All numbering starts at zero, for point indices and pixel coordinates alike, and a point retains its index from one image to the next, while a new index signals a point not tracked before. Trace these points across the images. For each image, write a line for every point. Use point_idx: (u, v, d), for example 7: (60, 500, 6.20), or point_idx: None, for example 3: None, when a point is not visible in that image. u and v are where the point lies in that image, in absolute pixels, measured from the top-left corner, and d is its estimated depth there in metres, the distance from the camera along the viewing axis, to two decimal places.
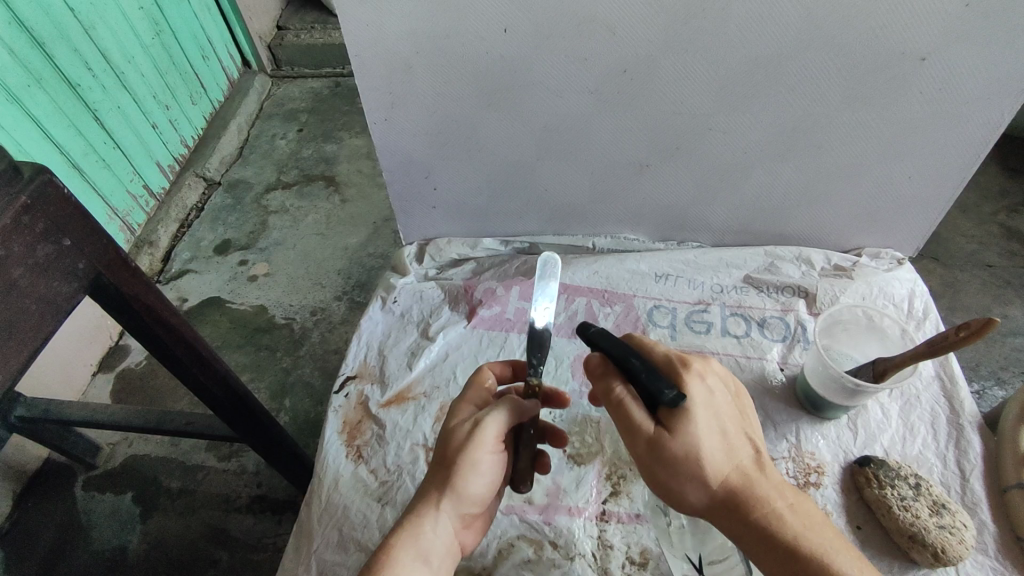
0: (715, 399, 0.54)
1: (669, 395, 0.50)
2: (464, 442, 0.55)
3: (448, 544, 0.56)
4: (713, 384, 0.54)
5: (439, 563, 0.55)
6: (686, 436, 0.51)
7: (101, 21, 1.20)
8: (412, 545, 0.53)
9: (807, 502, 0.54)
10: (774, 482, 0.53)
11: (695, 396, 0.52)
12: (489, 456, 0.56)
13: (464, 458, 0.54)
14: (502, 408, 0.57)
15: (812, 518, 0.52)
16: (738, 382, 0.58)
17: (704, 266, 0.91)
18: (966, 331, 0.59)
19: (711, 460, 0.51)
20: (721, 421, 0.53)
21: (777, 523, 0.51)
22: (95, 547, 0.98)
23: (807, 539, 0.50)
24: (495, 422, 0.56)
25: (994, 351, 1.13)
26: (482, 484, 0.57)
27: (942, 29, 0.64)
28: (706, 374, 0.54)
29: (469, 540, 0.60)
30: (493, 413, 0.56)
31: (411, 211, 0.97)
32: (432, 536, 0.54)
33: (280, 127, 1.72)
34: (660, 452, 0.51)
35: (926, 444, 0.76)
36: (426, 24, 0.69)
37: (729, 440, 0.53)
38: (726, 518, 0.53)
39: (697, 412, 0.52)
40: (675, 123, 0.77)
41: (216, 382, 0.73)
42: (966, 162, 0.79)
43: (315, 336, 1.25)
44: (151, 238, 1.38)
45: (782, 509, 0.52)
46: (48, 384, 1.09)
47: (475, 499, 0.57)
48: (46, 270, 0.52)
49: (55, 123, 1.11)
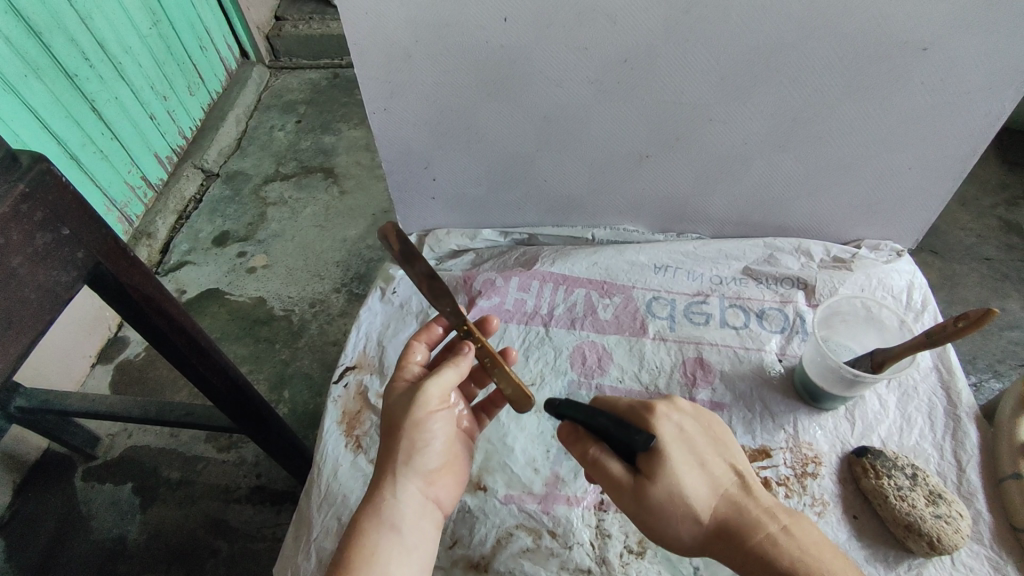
0: (686, 435, 0.57)
1: (640, 440, 0.54)
2: (406, 407, 0.58)
3: (418, 506, 0.57)
4: (681, 421, 0.58)
5: (412, 527, 0.55)
6: (667, 478, 0.54)
7: (98, 11, 1.19)
8: (374, 513, 0.54)
9: (802, 520, 0.56)
10: (762, 506, 0.55)
11: (665, 435, 0.56)
12: (437, 412, 0.59)
13: (408, 421, 0.57)
14: (440, 369, 0.60)
15: (808, 536, 0.54)
16: (706, 413, 0.61)
17: (703, 258, 0.92)
18: (964, 323, 0.59)
19: (694, 496, 0.54)
20: (698, 456, 0.57)
21: (772, 548, 0.53)
22: (96, 537, 0.98)
23: (804, 560, 0.52)
24: (436, 382, 0.59)
25: (991, 344, 1.13)
26: (438, 442, 0.59)
27: (943, 18, 0.64)
28: (671, 412, 0.58)
29: (445, 496, 0.60)
30: (432, 377, 0.59)
31: (409, 202, 0.96)
32: (394, 501, 0.55)
33: (278, 118, 1.71)
34: (646, 499, 0.55)
35: (923, 435, 0.77)
36: (427, 13, 0.69)
37: (709, 473, 0.56)
38: (726, 550, 0.55)
39: (670, 451, 0.55)
40: (676, 113, 0.77)
41: (215, 372, 0.73)
42: (966, 154, 0.79)
43: (314, 328, 1.25)
44: (149, 229, 1.38)
45: (777, 533, 0.54)
46: (47, 375, 1.09)
47: (434, 456, 0.59)
48: (44, 259, 0.52)
49: (53, 114, 1.11)
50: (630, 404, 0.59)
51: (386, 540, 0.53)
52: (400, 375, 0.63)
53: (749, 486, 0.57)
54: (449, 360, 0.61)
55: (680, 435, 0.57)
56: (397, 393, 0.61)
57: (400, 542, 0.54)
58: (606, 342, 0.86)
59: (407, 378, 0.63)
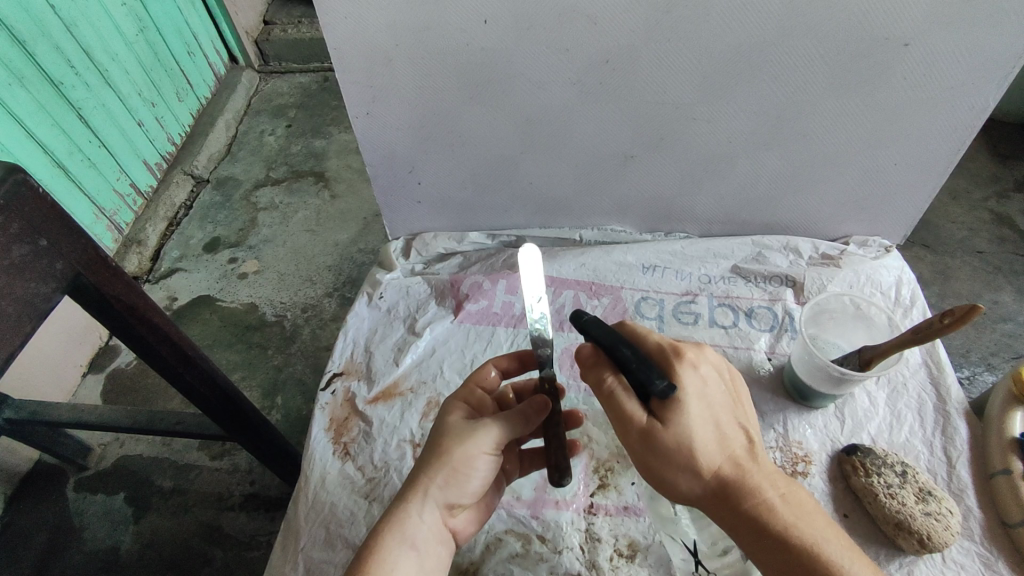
0: (707, 389, 0.54)
1: (659, 385, 0.51)
2: (462, 438, 0.56)
3: (437, 533, 0.56)
4: (707, 373, 0.54)
5: (429, 550, 0.54)
6: (678, 426, 0.51)
7: (82, 18, 1.18)
8: (398, 529, 0.53)
9: (799, 490, 0.54)
10: (766, 471, 0.53)
11: (688, 385, 0.53)
12: (487, 455, 0.57)
13: (459, 450, 0.55)
14: (507, 413, 0.58)
15: (806, 507, 0.52)
16: (731, 368, 0.58)
17: (691, 257, 0.91)
18: (951, 318, 0.58)
19: (701, 449, 0.52)
20: (715, 409, 0.54)
21: (767, 512, 0.51)
22: (88, 548, 0.98)
23: (795, 530, 0.51)
24: (498, 425, 0.57)
25: (984, 336, 1.13)
26: (476, 482, 0.57)
27: (925, 13, 0.63)
28: (699, 363, 0.54)
29: (461, 527, 0.60)
30: (495, 417, 0.57)
31: (397, 206, 0.96)
32: (419, 521, 0.54)
33: (268, 123, 1.70)
34: (652, 445, 0.52)
35: (913, 431, 0.76)
36: (407, 16, 0.68)
37: (721, 430, 0.53)
38: (720, 507, 0.53)
39: (687, 402, 0.52)
40: (660, 112, 0.77)
41: (203, 381, 0.72)
42: (952, 148, 0.78)
43: (306, 333, 1.25)
44: (139, 237, 1.37)
45: (776, 499, 0.52)
46: (36, 385, 1.08)
47: (467, 493, 0.57)
48: (22, 271, 0.52)
49: (39, 123, 1.10)
50: (659, 345, 0.55)
51: (404, 555, 0.52)
52: (460, 399, 0.62)
53: (758, 452, 0.54)
54: (519, 406, 0.59)
55: (701, 388, 0.53)
56: (456, 414, 0.59)
57: (415, 561, 0.53)
58: None
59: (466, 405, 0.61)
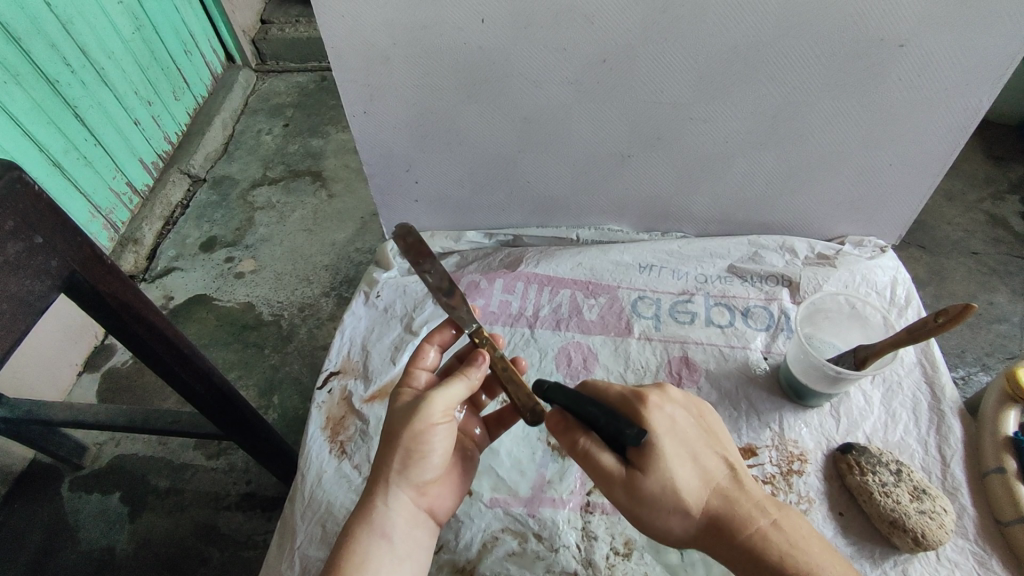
0: (679, 426, 0.55)
1: (631, 433, 0.51)
2: (408, 417, 0.55)
3: (409, 517, 0.56)
4: (674, 411, 0.56)
5: (403, 535, 0.55)
6: (657, 472, 0.52)
7: (78, 16, 1.18)
8: (365, 521, 0.54)
9: (792, 513, 0.54)
10: (752, 500, 0.54)
11: (657, 427, 0.54)
12: (440, 425, 0.56)
13: (409, 431, 0.55)
14: (451, 381, 0.57)
15: (798, 530, 0.53)
16: (699, 402, 0.59)
17: (687, 257, 0.92)
18: (945, 318, 0.59)
19: (684, 490, 0.53)
20: (689, 447, 0.55)
21: (762, 543, 0.52)
22: (83, 547, 0.97)
23: (794, 554, 0.51)
24: (443, 395, 0.56)
25: (979, 337, 1.13)
26: (437, 455, 0.56)
27: (919, 14, 0.64)
28: (664, 403, 0.56)
29: (439, 504, 0.60)
30: (440, 388, 0.57)
31: (394, 204, 0.96)
32: (386, 509, 0.54)
33: (265, 122, 1.70)
34: (637, 493, 0.53)
35: (908, 430, 0.77)
36: (404, 15, 0.68)
37: (701, 465, 0.54)
38: (716, 544, 0.54)
39: (662, 443, 0.53)
40: (656, 112, 0.77)
41: (200, 379, 0.72)
42: (947, 149, 0.79)
43: (303, 332, 1.25)
44: (136, 236, 1.37)
45: (768, 528, 0.52)
46: (31, 384, 1.08)
47: (432, 469, 0.57)
48: (17, 268, 0.51)
49: (34, 121, 1.10)
50: (622, 392, 0.57)
51: (377, 546, 0.53)
52: (407, 383, 0.61)
53: (740, 478, 0.55)
54: (459, 374, 0.58)
55: (672, 427, 0.55)
56: (403, 400, 0.59)
57: (390, 550, 0.53)
58: (591, 343, 0.85)
59: (414, 387, 0.61)
